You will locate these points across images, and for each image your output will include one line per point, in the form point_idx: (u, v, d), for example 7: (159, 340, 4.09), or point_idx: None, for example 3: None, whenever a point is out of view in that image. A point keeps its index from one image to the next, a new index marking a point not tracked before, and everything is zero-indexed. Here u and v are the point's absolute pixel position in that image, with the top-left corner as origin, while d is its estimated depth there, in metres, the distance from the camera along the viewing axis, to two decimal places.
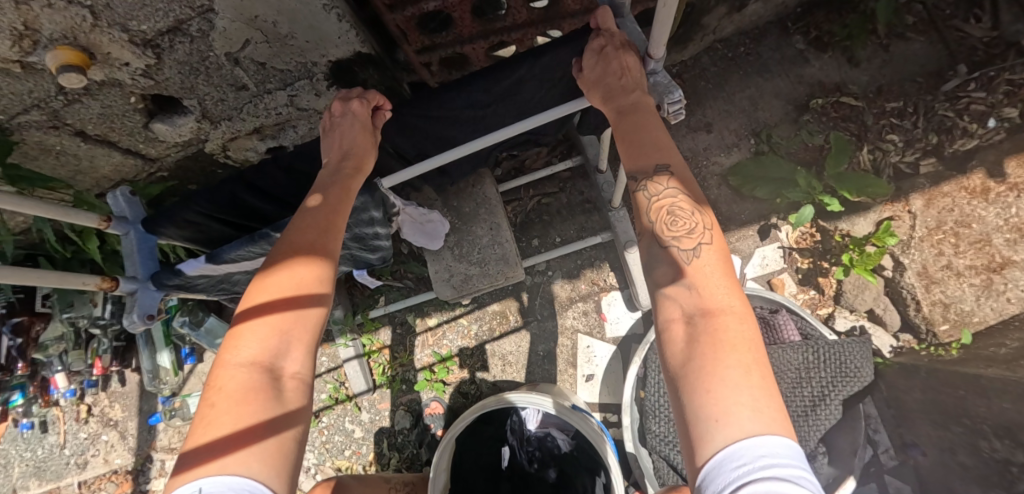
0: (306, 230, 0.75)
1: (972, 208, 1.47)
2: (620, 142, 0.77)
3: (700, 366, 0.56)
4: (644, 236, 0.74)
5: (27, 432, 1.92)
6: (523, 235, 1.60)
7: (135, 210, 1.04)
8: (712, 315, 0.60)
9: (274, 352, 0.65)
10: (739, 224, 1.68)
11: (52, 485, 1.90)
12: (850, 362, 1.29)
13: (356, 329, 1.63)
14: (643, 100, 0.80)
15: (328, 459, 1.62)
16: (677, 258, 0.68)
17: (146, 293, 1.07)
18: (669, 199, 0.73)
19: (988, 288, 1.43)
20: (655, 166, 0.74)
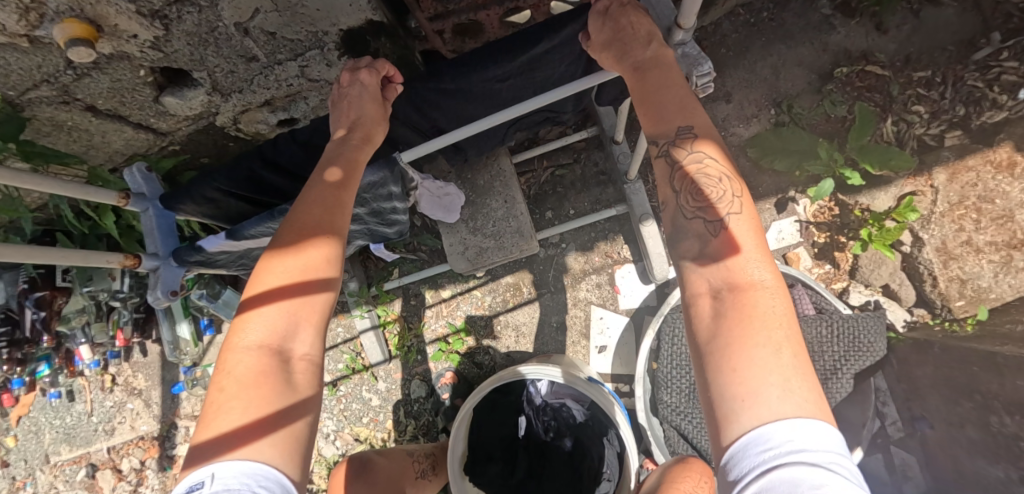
0: (312, 210, 0.74)
1: (997, 183, 1.42)
2: (644, 107, 0.73)
3: (725, 345, 0.57)
4: (670, 207, 0.71)
5: (56, 402, 1.99)
6: (537, 207, 1.59)
7: (153, 187, 1.05)
8: (741, 290, 0.59)
9: (283, 336, 0.66)
10: (755, 197, 1.66)
11: (82, 451, 1.99)
12: (863, 336, 1.30)
13: (371, 301, 1.63)
14: (661, 52, 0.76)
15: (346, 425, 1.68)
16: (704, 232, 0.65)
17: (168, 270, 1.09)
18: (697, 164, 0.69)
19: (1008, 264, 1.41)
20: (678, 129, 0.71)
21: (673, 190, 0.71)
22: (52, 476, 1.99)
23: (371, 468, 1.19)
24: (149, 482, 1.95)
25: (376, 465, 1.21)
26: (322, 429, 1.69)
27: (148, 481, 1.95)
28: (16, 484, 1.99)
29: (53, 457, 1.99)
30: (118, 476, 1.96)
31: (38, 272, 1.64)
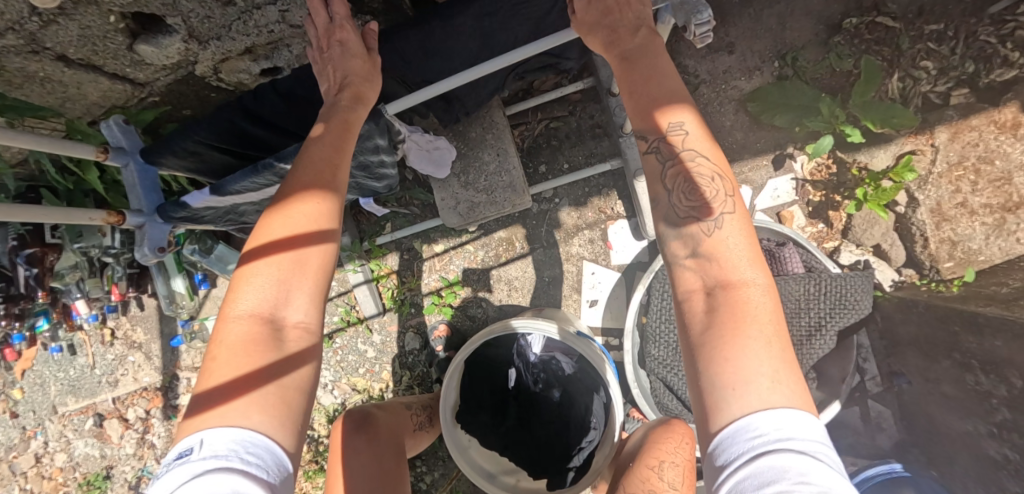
0: (303, 180, 0.74)
1: (999, 143, 1.40)
2: (631, 98, 0.75)
3: (719, 335, 0.60)
4: (662, 210, 0.72)
5: (58, 355, 2.04)
6: (531, 160, 1.57)
7: (133, 140, 1.01)
8: (732, 288, 0.62)
9: (275, 304, 0.67)
10: (753, 153, 1.63)
11: (88, 402, 2.05)
12: (850, 294, 1.29)
13: (364, 255, 1.62)
14: (649, 43, 0.79)
15: (343, 376, 1.72)
16: (698, 232, 0.67)
17: (154, 225, 1.07)
18: (691, 160, 0.71)
19: (999, 228, 1.39)
20: (671, 122, 0.72)
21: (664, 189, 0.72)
22: (61, 425, 2.07)
23: (373, 422, 1.23)
24: (155, 430, 2.02)
25: (376, 419, 1.25)
26: (320, 381, 1.72)
27: (155, 428, 2.02)
28: (27, 433, 2.08)
29: (61, 407, 2.07)
30: (125, 424, 2.03)
31: (26, 229, 1.62)
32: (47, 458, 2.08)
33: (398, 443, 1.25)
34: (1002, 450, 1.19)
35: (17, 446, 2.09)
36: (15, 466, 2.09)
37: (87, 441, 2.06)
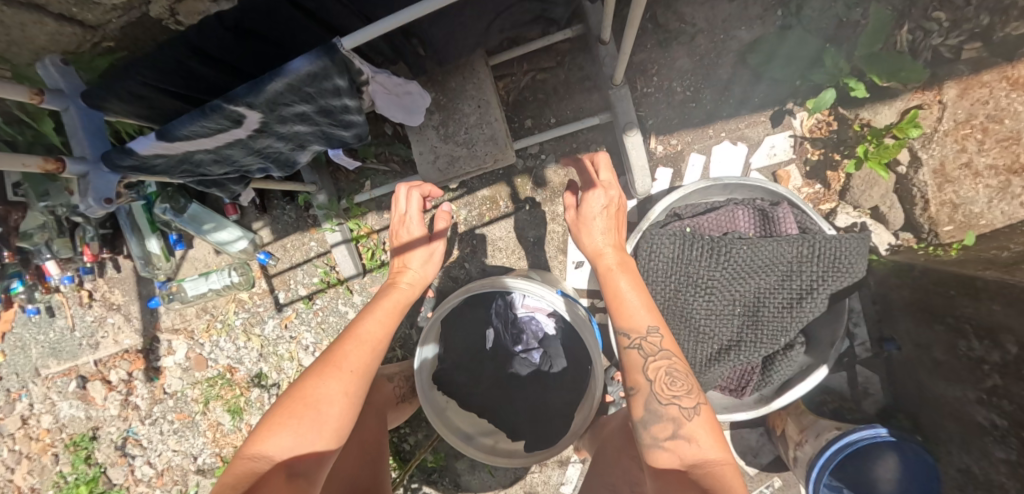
0: (354, 349, 1.00)
1: (1010, 100, 1.33)
2: (618, 310, 1.07)
3: (698, 484, 0.80)
4: (643, 391, 1.00)
5: (36, 317, 2.00)
6: (515, 114, 1.49)
7: (73, 84, 0.89)
8: (703, 463, 0.85)
9: (294, 449, 0.88)
10: (750, 109, 1.56)
11: (70, 364, 2.03)
12: (844, 257, 1.22)
13: (342, 214, 1.55)
14: (629, 261, 1.13)
15: (324, 338, 1.71)
16: (678, 416, 0.95)
17: (99, 175, 0.92)
18: (665, 360, 1.00)
19: (1004, 190, 1.35)
20: (648, 327, 1.04)
21: (645, 375, 1.01)
22: (45, 387, 2.05)
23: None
24: (138, 392, 1.98)
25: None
26: (302, 341, 1.73)
27: (138, 390, 1.98)
28: (12, 396, 2.07)
29: (43, 370, 2.04)
30: (108, 386, 2.00)
31: None
32: (34, 420, 2.07)
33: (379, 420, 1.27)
34: (989, 416, 1.20)
35: (3, 407, 2.09)
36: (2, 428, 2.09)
37: (72, 402, 2.04)
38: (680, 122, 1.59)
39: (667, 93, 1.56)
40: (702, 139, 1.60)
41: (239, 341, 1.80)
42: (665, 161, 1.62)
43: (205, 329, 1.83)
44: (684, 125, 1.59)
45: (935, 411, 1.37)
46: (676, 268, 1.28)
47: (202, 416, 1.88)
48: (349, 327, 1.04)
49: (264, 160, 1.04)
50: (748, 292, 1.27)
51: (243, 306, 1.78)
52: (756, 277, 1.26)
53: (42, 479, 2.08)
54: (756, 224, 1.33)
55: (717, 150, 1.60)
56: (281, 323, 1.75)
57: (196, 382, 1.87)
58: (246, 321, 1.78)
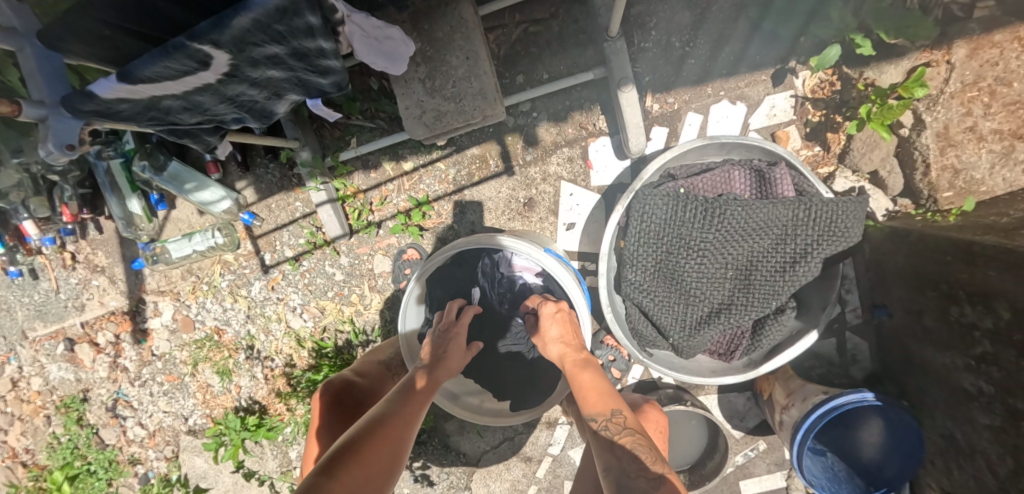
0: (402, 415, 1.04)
1: (1020, 62, 1.27)
2: (584, 395, 1.12)
3: None
4: (614, 470, 1.04)
5: (20, 279, 1.97)
6: (506, 70, 1.42)
7: (26, 20, 0.78)
8: None
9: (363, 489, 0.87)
10: (750, 66, 1.51)
11: (57, 326, 2.01)
12: (840, 221, 1.19)
13: (327, 173, 1.50)
14: (591, 359, 1.21)
15: (312, 299, 1.69)
16: (648, 488, 0.97)
17: (60, 121, 0.84)
18: (628, 436, 1.07)
19: (1007, 156, 1.32)
20: (614, 408, 1.11)
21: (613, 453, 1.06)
22: (34, 350, 2.05)
23: (358, 397, 1.29)
24: (126, 354, 1.96)
25: (361, 392, 1.31)
26: (289, 303, 1.71)
27: (126, 352, 1.96)
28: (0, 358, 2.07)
29: (31, 332, 2.03)
30: (96, 349, 1.98)
31: None
32: (25, 382, 2.09)
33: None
34: (977, 383, 1.19)
35: None
36: None
37: (61, 365, 2.04)
38: (678, 80, 1.53)
39: (665, 48, 1.50)
40: (701, 98, 1.54)
41: (226, 302, 1.77)
42: (660, 120, 1.57)
43: (191, 290, 1.80)
44: (682, 84, 1.53)
45: (922, 378, 1.37)
46: (667, 230, 1.25)
47: (190, 378, 1.87)
48: (394, 395, 1.09)
49: (238, 110, 0.98)
50: (740, 256, 1.24)
51: (228, 268, 1.75)
52: (749, 240, 1.23)
53: (35, 440, 2.12)
54: (752, 186, 1.30)
55: (715, 110, 1.55)
56: (268, 285, 1.72)
57: (184, 344, 1.85)
58: (232, 283, 1.76)
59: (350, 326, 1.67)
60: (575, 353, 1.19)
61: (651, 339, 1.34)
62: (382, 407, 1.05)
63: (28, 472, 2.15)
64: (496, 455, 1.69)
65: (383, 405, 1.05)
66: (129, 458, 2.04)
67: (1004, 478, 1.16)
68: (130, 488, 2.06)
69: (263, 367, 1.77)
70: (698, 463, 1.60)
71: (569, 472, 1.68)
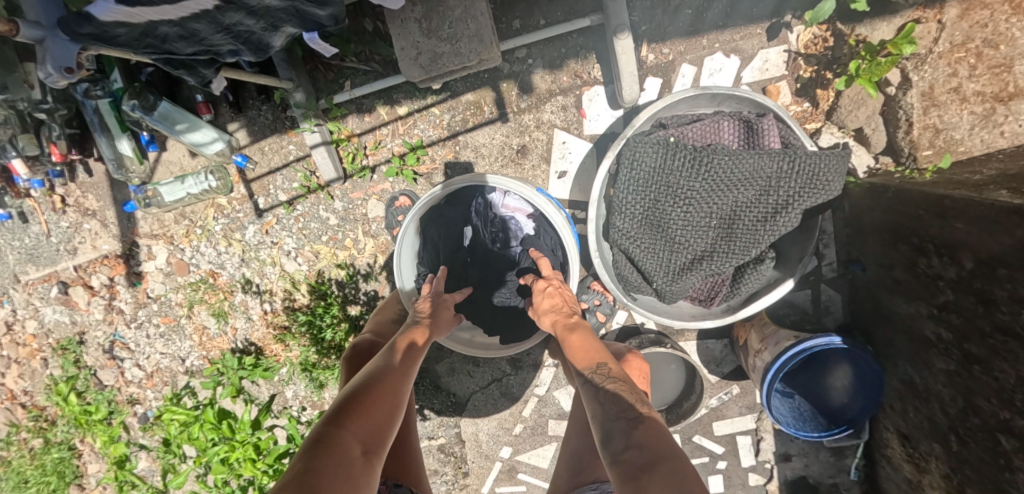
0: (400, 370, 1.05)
1: (1010, 25, 1.29)
2: (572, 352, 1.17)
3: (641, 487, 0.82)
4: (600, 418, 1.00)
5: (9, 223, 1.96)
6: (503, 15, 1.42)
7: None
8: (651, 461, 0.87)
9: (370, 439, 0.86)
10: (746, 19, 1.52)
11: (49, 270, 2.02)
12: (822, 174, 1.23)
13: (321, 115, 1.50)
14: (581, 323, 1.25)
15: (306, 243, 1.72)
16: (630, 428, 0.95)
17: (58, 43, 0.83)
18: (612, 381, 1.07)
19: (987, 118, 1.36)
20: (599, 361, 1.13)
21: (598, 399, 1.04)
22: (27, 293, 2.07)
23: (369, 350, 1.31)
24: (122, 297, 1.97)
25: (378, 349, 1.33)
26: (284, 247, 1.74)
27: (120, 295, 1.97)
28: None
29: (23, 276, 2.05)
30: (90, 292, 2.00)
31: None
32: (19, 325, 2.12)
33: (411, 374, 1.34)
34: (937, 331, 1.27)
35: None
36: None
37: (55, 308, 2.06)
38: (674, 30, 1.54)
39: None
40: (696, 50, 1.55)
41: (220, 246, 1.79)
42: (654, 71, 1.58)
43: (185, 234, 1.81)
44: (678, 34, 1.54)
45: (889, 327, 1.46)
46: (656, 178, 1.30)
47: (187, 320, 1.91)
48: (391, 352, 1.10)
49: (235, 42, 0.96)
50: (725, 206, 1.29)
51: (222, 212, 1.76)
52: (734, 191, 1.27)
53: (33, 382, 2.26)
54: (740, 137, 1.33)
55: (708, 62, 1.56)
56: (262, 229, 1.74)
57: (179, 287, 1.88)
58: (226, 227, 1.77)
59: (345, 270, 1.71)
60: (565, 318, 1.25)
61: (635, 284, 1.40)
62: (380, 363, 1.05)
63: (28, 413, 2.29)
64: (484, 395, 1.77)
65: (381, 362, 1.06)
66: (128, 398, 2.11)
67: (955, 417, 1.26)
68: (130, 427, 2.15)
69: (260, 309, 1.81)
70: (673, 403, 1.71)
71: (553, 412, 1.77)
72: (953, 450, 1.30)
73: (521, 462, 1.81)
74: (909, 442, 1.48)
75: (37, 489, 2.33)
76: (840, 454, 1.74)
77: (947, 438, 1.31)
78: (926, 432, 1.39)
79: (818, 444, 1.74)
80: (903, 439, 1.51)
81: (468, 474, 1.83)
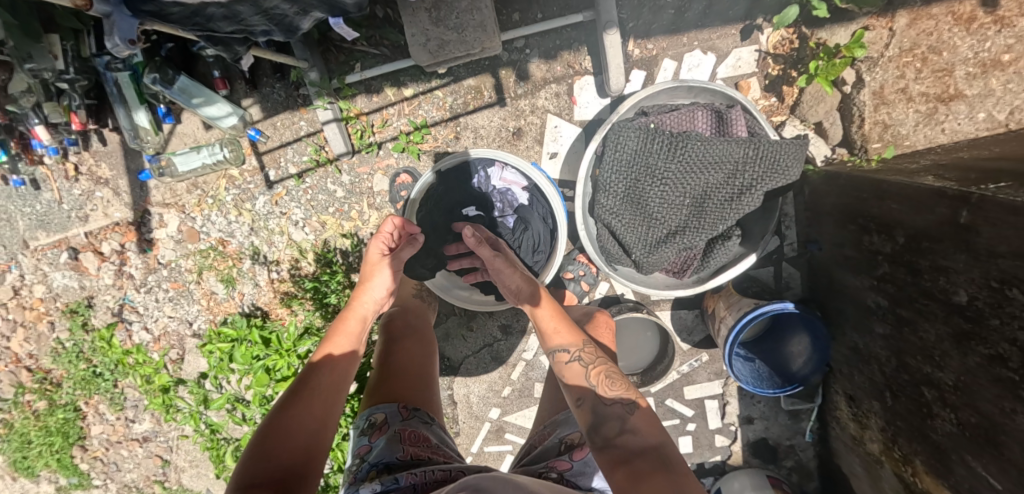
0: (317, 393, 1.09)
1: (951, 35, 1.48)
2: (557, 336, 1.26)
3: (631, 476, 0.92)
4: (590, 401, 1.10)
5: (22, 189, 2.04)
6: (504, 8, 1.56)
7: None
8: (639, 452, 0.97)
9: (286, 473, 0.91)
10: (723, 21, 1.68)
11: (59, 236, 2.10)
12: (782, 160, 1.40)
13: (333, 94, 1.62)
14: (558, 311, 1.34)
15: (314, 214, 1.84)
16: (622, 412, 1.05)
17: (123, 18, 0.95)
18: (600, 368, 1.17)
19: (930, 116, 1.54)
20: (586, 346, 1.23)
21: (588, 381, 1.14)
22: (35, 259, 2.15)
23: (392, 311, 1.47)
24: (132, 263, 2.06)
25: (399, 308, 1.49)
26: (292, 217, 1.86)
27: (131, 261, 2.06)
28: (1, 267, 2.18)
29: (32, 242, 2.13)
30: (101, 257, 2.09)
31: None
32: (26, 290, 2.21)
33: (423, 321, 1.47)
34: (875, 300, 1.45)
35: None
36: None
37: (64, 273, 2.15)
38: (658, 28, 1.70)
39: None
40: (677, 47, 1.71)
41: (230, 215, 1.90)
42: (640, 64, 1.74)
43: (196, 203, 1.92)
44: (662, 32, 1.70)
45: (839, 300, 1.64)
46: (636, 161, 1.46)
47: (195, 285, 2.02)
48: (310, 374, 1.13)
49: (267, 22, 1.08)
50: (697, 186, 1.45)
51: (234, 183, 1.87)
52: (706, 173, 1.44)
53: (38, 346, 2.34)
54: (712, 126, 1.50)
55: (688, 58, 1.72)
56: (272, 200, 1.86)
57: (189, 253, 1.98)
58: (237, 197, 1.88)
59: (349, 239, 1.84)
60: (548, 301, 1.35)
61: (616, 256, 1.57)
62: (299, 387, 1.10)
63: (33, 375, 2.37)
64: (476, 359, 1.93)
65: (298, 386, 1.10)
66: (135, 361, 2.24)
67: (889, 376, 1.44)
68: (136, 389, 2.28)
69: (266, 276, 1.93)
70: (648, 367, 1.89)
71: (539, 375, 1.93)
72: (888, 405, 1.47)
73: (508, 422, 1.97)
74: (854, 402, 1.66)
75: (40, 449, 2.42)
76: (796, 418, 1.93)
77: (883, 395, 1.49)
78: (867, 391, 1.57)
79: (777, 408, 1.92)
80: (849, 400, 1.69)
81: (458, 434, 1.98)
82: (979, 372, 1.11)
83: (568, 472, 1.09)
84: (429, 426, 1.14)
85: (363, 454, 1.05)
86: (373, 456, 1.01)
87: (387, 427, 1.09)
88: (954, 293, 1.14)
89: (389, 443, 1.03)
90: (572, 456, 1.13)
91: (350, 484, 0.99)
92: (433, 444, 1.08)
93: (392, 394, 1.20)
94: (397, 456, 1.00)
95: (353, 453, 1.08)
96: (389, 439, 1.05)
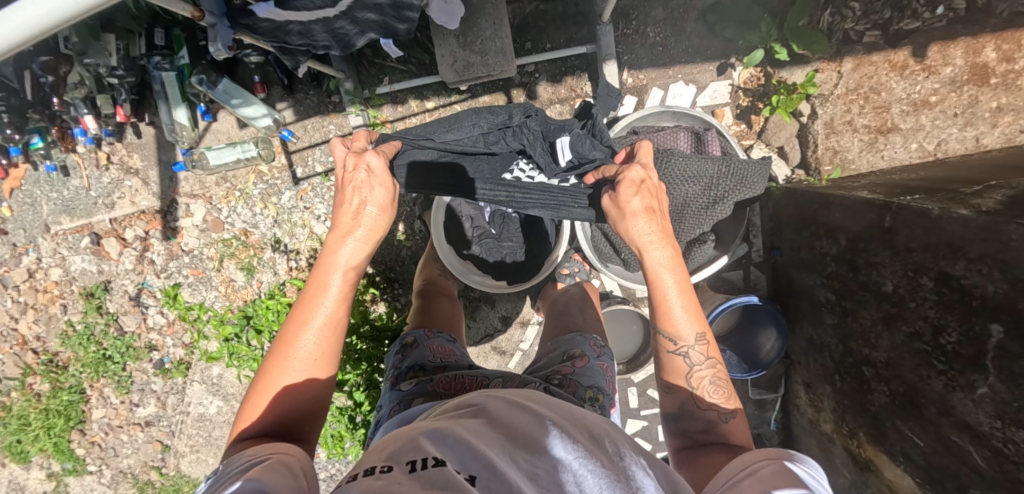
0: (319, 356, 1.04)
1: (888, 79, 1.79)
2: (671, 314, 1.16)
3: (691, 459, 1.10)
4: (683, 396, 1.19)
5: (52, 175, 2.16)
6: (518, 37, 1.82)
7: None
8: (713, 442, 1.11)
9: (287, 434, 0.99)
10: (703, 59, 1.97)
11: (83, 221, 2.22)
12: (750, 177, 1.65)
13: (364, 102, 1.84)
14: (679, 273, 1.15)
15: None
16: (715, 418, 1.14)
17: (223, 29, 1.19)
18: (705, 369, 1.17)
19: (872, 145, 1.83)
20: (699, 334, 1.16)
21: (690, 381, 1.18)
22: (54, 242, 2.25)
23: (427, 291, 1.77)
24: (154, 249, 2.20)
25: (432, 290, 1.79)
26: (315, 212, 2.07)
27: (153, 248, 2.20)
28: (19, 250, 2.28)
29: (55, 226, 2.23)
30: (123, 243, 2.22)
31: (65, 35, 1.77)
32: (41, 273, 2.30)
33: (450, 299, 1.76)
34: (825, 296, 1.71)
35: (9, 261, 2.29)
36: (8, 278, 2.31)
37: (83, 257, 2.26)
38: (649, 62, 1.98)
39: (640, 36, 1.95)
40: (663, 78, 2.00)
41: (256, 208, 2.08)
42: (632, 91, 2.01)
43: (224, 196, 2.09)
44: (652, 65, 1.98)
45: (797, 299, 1.90)
46: None
47: (215, 272, 2.15)
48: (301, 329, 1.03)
49: (332, 40, 1.28)
50: (677, 197, 1.69)
51: (262, 178, 2.06)
52: (685, 185, 1.68)
53: (48, 328, 2.35)
54: (693, 146, 1.76)
55: (672, 88, 2.01)
56: (297, 195, 2.06)
57: (212, 242, 2.13)
58: (264, 191, 2.07)
59: None
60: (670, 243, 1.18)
61: (607, 255, 1.81)
62: (294, 345, 1.02)
63: (38, 358, 2.37)
64: (477, 347, 2.13)
65: (292, 343, 1.03)
66: (146, 344, 2.32)
67: (836, 361, 1.69)
68: (143, 373, 2.36)
69: (286, 264, 2.10)
70: (633, 357, 2.10)
71: None
72: (837, 387, 1.71)
73: None
74: (810, 388, 1.90)
75: (36, 433, 2.41)
76: (763, 408, 2.15)
77: (833, 378, 1.73)
78: (821, 377, 1.81)
79: (745, 398, 2.16)
80: (806, 387, 1.93)
81: None
82: (903, 347, 1.36)
83: (570, 373, 1.30)
84: (452, 343, 1.47)
85: (397, 363, 1.37)
86: (408, 362, 1.34)
87: (417, 345, 1.41)
88: (883, 284, 1.41)
89: (421, 354, 1.36)
90: (574, 363, 1.34)
91: (392, 380, 1.31)
92: (455, 354, 1.41)
93: (422, 322, 1.55)
94: (428, 360, 1.33)
95: (393, 359, 1.42)
96: (420, 351, 1.38)
